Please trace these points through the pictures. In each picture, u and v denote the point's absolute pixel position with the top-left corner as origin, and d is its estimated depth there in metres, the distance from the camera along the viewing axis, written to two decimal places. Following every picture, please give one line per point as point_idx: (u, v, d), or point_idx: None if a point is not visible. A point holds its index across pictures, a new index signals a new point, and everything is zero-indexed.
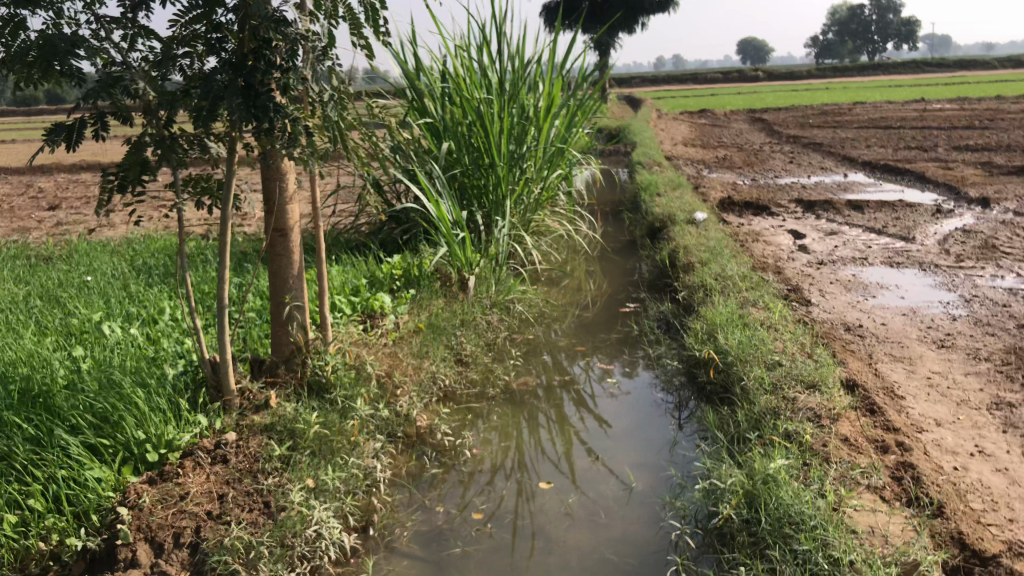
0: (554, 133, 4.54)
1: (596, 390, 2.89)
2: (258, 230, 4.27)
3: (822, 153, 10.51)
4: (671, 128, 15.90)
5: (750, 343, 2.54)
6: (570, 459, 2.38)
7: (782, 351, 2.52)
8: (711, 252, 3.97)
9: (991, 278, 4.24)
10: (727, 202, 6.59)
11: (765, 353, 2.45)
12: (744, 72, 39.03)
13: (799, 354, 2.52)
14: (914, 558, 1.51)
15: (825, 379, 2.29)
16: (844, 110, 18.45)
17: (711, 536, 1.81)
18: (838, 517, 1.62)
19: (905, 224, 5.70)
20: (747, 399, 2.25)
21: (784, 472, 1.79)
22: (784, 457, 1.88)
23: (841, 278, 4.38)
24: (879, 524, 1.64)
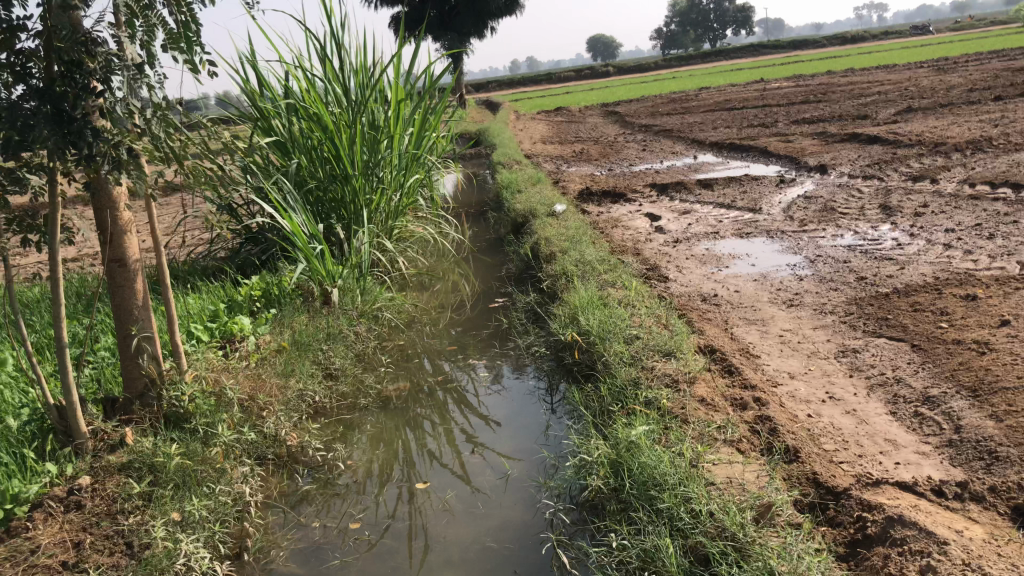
0: (407, 139, 4.54)
1: (469, 385, 2.91)
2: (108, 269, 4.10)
3: (673, 138, 10.93)
4: (530, 127, 16.19)
5: (609, 321, 2.61)
6: (447, 456, 2.39)
7: (639, 325, 2.61)
8: (571, 240, 4.06)
9: (832, 238, 4.51)
10: (586, 193, 6.77)
11: (623, 329, 2.52)
12: (596, 69, 40.18)
13: (656, 326, 2.61)
14: (767, 499, 1.58)
15: (681, 346, 2.38)
16: (692, 96, 19.20)
17: (584, 511, 1.86)
18: (695, 472, 1.68)
19: (751, 195, 6.01)
20: (610, 374, 2.32)
21: (645, 439, 1.85)
22: (645, 424, 1.94)
23: (696, 254, 4.57)
24: (734, 473, 1.71)
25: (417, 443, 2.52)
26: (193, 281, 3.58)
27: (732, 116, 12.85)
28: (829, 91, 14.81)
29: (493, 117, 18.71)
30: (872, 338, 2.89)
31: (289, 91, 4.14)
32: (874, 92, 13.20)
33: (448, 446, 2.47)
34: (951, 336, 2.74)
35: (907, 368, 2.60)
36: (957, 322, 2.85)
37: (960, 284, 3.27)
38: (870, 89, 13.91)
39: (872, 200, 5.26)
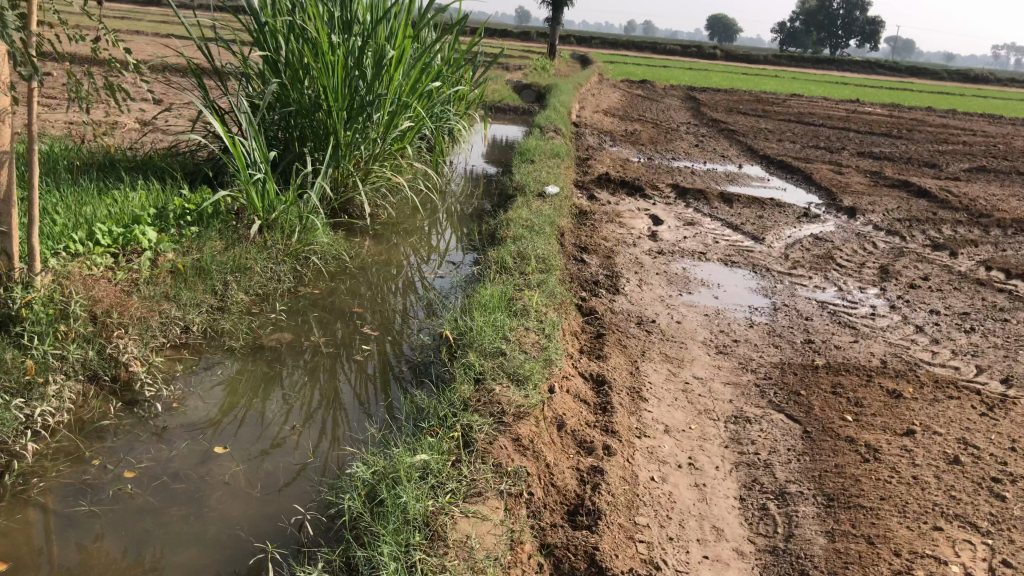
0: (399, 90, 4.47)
1: (351, 342, 2.80)
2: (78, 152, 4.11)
3: (733, 140, 10.60)
4: (606, 94, 15.87)
5: (490, 327, 2.49)
6: (274, 416, 2.31)
7: (518, 340, 2.51)
8: (533, 227, 3.93)
9: (811, 289, 4.30)
10: (605, 177, 6.60)
11: (495, 341, 2.41)
12: (703, 48, 39.17)
13: (534, 346, 2.50)
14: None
15: (536, 375, 2.26)
16: (781, 101, 18.56)
17: (334, 527, 1.79)
18: (423, 531, 1.65)
19: (764, 222, 5.78)
20: (451, 386, 2.21)
21: (414, 477, 1.79)
22: (427, 457, 1.87)
23: (669, 271, 4.41)
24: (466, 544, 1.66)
25: (263, 388, 2.48)
26: (142, 180, 3.56)
27: (805, 132, 12.38)
28: (916, 129, 14.16)
29: (575, 75, 18.35)
30: (771, 411, 2.75)
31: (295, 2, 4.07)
32: (959, 142, 12.60)
33: (288, 398, 2.43)
34: (846, 432, 2.58)
35: (782, 454, 2.46)
36: (861, 417, 2.69)
37: (895, 376, 3.08)
38: (957, 137, 13.28)
39: (877, 259, 5.02)
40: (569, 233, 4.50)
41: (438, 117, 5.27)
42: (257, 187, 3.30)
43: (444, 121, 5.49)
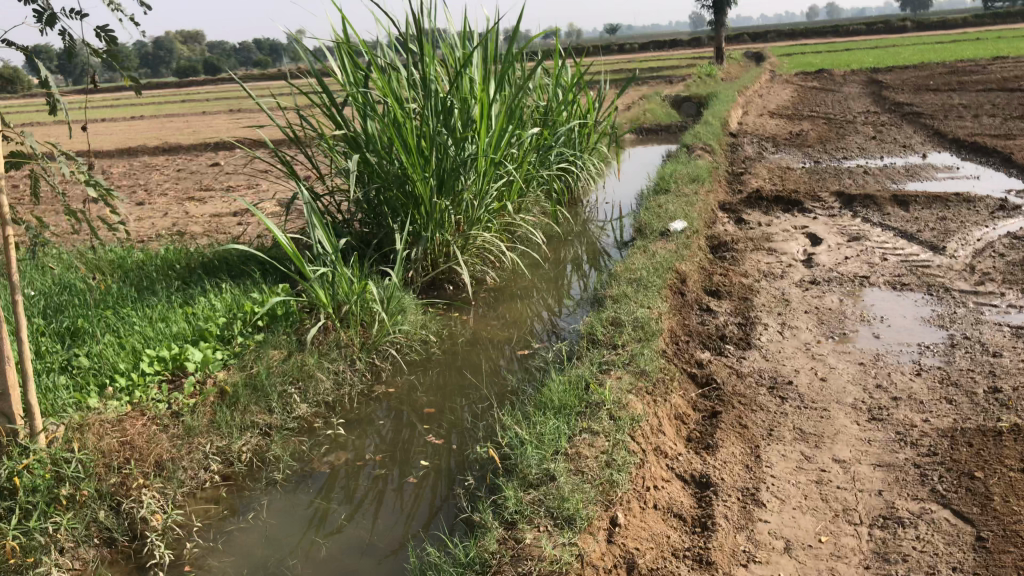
0: (490, 141, 4.17)
1: (409, 468, 2.47)
2: (182, 263, 4.10)
3: (919, 124, 9.45)
4: (776, 91, 14.88)
5: (540, 448, 2.08)
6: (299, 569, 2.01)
7: (575, 463, 2.05)
8: (642, 282, 3.44)
9: (1003, 311, 3.49)
10: (757, 195, 5.94)
11: (542, 469, 1.99)
12: (890, 22, 36.36)
13: (596, 466, 2.04)
14: None
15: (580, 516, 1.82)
16: (984, 66, 16.60)
17: None
18: None
19: (948, 225, 4.92)
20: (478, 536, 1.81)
21: None
22: None
23: (821, 307, 3.75)
24: None
25: (307, 523, 2.22)
26: (225, 285, 3.44)
27: (1009, 100, 10.85)
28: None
29: (743, 77, 17.38)
30: (933, 507, 2.08)
31: (374, 62, 3.90)
32: None
33: (335, 534, 2.16)
34: None
35: None
36: None
37: None
38: None
39: None
40: (697, 278, 3.95)
41: (545, 159, 4.97)
42: (324, 284, 3.06)
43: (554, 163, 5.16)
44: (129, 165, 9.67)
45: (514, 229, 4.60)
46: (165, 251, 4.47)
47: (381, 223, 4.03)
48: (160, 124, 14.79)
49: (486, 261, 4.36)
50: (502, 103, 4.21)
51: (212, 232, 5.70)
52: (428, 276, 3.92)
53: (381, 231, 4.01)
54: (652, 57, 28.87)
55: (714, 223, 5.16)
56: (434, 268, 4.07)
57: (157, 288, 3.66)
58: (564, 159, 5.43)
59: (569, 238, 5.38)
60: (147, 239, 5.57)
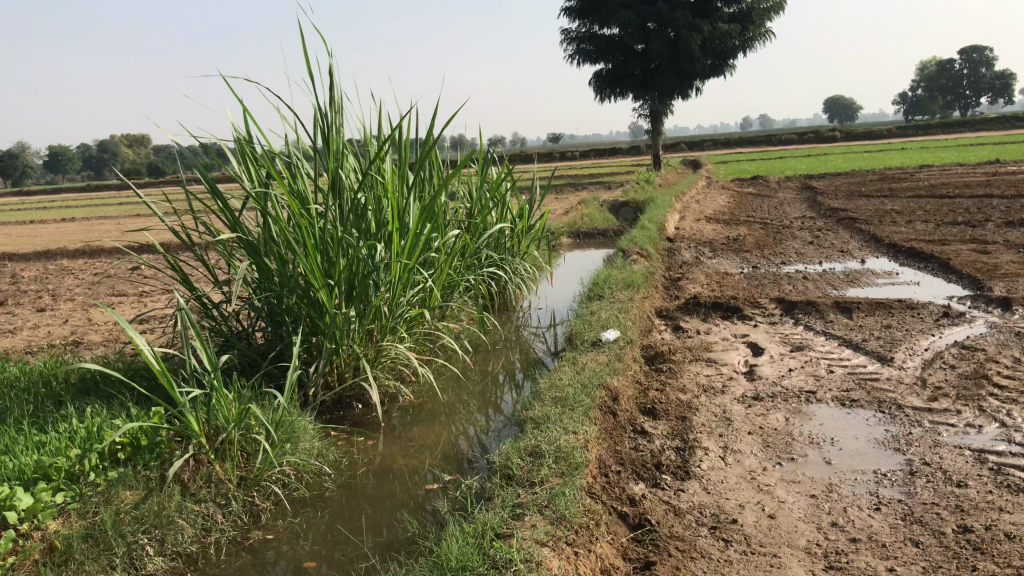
0: (405, 243, 3.84)
1: None
2: (53, 380, 3.61)
3: (855, 229, 9.44)
4: (712, 196, 15.01)
5: None
6: None
7: None
8: (569, 401, 3.07)
9: (961, 431, 3.20)
10: (695, 301, 5.69)
11: None
12: (820, 132, 37.78)
13: None
14: None
15: None
16: (912, 173, 17.05)
17: None
18: None
19: (893, 333, 4.68)
20: None
21: None
22: None
23: (766, 426, 3.41)
24: None
25: None
26: (89, 408, 2.97)
27: (939, 206, 10.99)
28: None
29: (680, 182, 17.59)
30: None
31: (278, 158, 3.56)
32: None
33: None
34: None
35: None
36: None
37: None
38: None
39: None
40: (631, 394, 3.59)
41: (469, 263, 4.66)
42: (197, 409, 2.59)
43: (480, 267, 4.85)
44: (37, 270, 9.10)
45: (434, 340, 4.23)
46: (39, 365, 3.97)
47: (281, 333, 3.62)
48: (83, 226, 14.23)
49: (402, 375, 3.96)
50: (420, 204, 3.90)
51: (108, 342, 5.20)
52: (332, 393, 3.51)
53: (281, 343, 3.60)
54: (592, 163, 29.34)
55: (650, 332, 4.86)
56: (340, 383, 3.66)
57: (12, 410, 3.15)
58: (492, 264, 5.11)
59: (497, 347, 5.01)
60: (32, 350, 5.04)
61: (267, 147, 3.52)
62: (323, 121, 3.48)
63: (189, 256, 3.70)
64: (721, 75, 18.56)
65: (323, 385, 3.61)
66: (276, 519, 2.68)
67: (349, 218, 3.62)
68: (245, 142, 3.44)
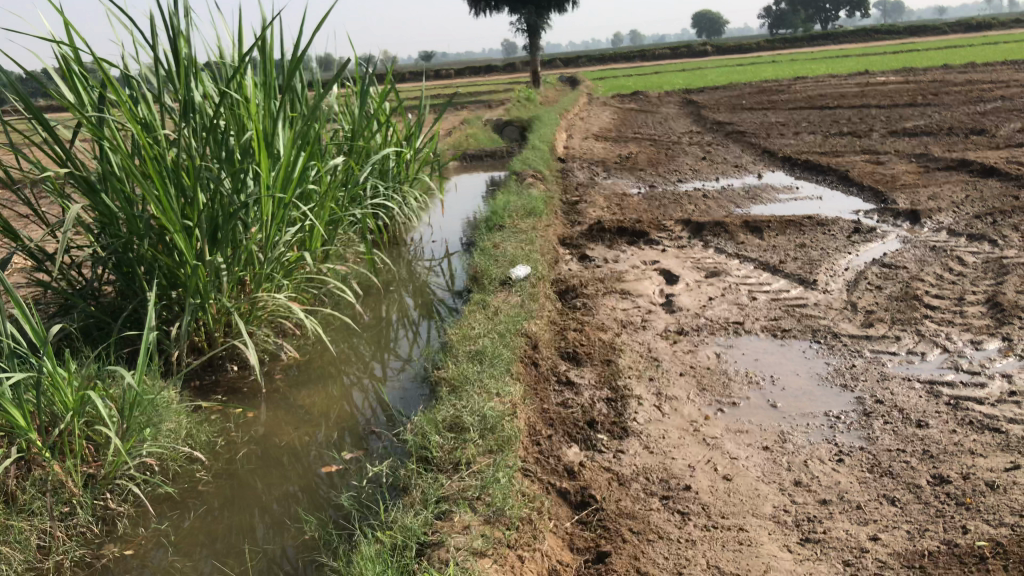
0: (279, 175, 3.27)
1: None
2: None
3: (745, 143, 9.28)
4: (594, 112, 14.68)
5: None
6: None
7: None
8: (486, 357, 2.64)
9: (905, 361, 2.97)
10: (599, 225, 5.34)
11: None
12: (694, 47, 37.90)
13: None
14: None
15: None
16: (786, 85, 17.19)
17: None
18: None
19: (809, 253, 4.46)
20: None
21: None
22: None
23: (698, 365, 3.10)
24: None
25: None
26: None
27: (822, 118, 10.99)
28: (941, 93, 12.74)
29: (561, 100, 17.15)
30: None
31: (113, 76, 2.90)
32: (997, 99, 11.14)
33: None
34: None
35: None
36: None
37: None
38: (991, 94, 11.84)
39: (976, 286, 3.67)
40: (549, 337, 3.20)
41: (354, 194, 4.11)
42: (25, 397, 2.03)
43: (366, 198, 4.31)
44: None
45: (319, 285, 3.69)
46: None
47: (133, 288, 3.04)
48: None
49: (284, 330, 3.42)
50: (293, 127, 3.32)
51: None
52: (201, 357, 2.96)
53: (134, 301, 3.02)
54: (468, 81, 28.48)
55: (557, 262, 4.48)
56: (210, 344, 3.11)
57: None
58: (380, 196, 4.57)
59: (389, 287, 4.50)
60: None
61: (98, 60, 2.86)
62: (167, 27, 2.84)
63: (11, 194, 3.02)
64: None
65: (189, 349, 3.05)
66: (137, 528, 2.18)
67: (208, 145, 3.02)
68: (69, 55, 2.77)
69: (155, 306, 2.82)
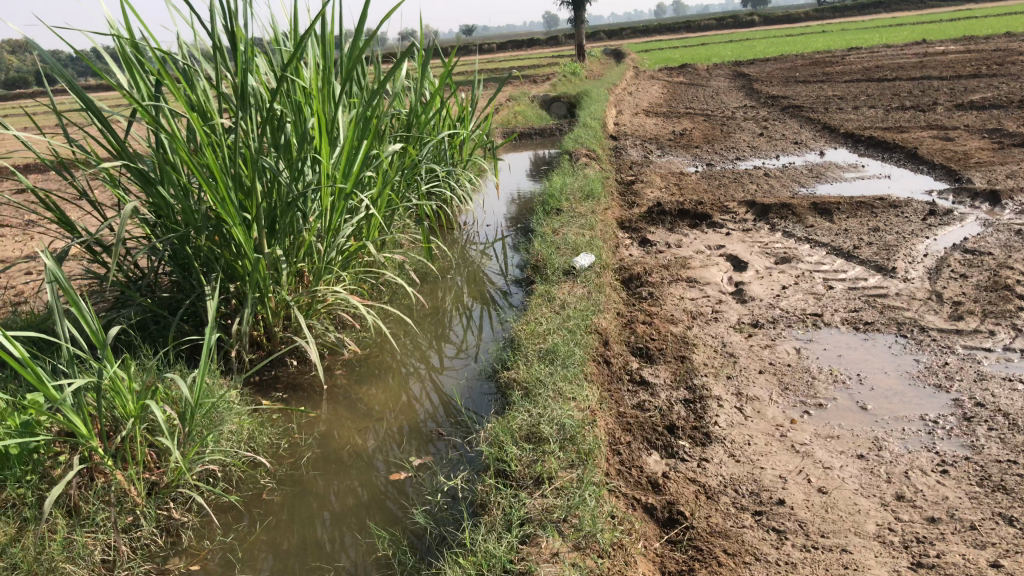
0: (337, 163, 3.16)
1: None
2: None
3: (802, 118, 8.98)
4: (642, 87, 14.40)
5: None
6: None
7: None
8: (558, 357, 2.50)
9: (1002, 359, 2.77)
10: (658, 208, 5.16)
11: None
12: (740, 17, 37.09)
13: None
14: None
15: None
16: (840, 56, 16.69)
17: None
18: None
19: (884, 238, 4.24)
20: None
21: None
22: None
23: (777, 362, 2.93)
24: None
25: None
26: None
27: (882, 90, 10.61)
28: (1006, 62, 12.24)
29: (607, 73, 16.85)
30: None
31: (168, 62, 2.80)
32: None
33: None
34: None
35: None
36: None
37: None
38: None
39: None
40: (619, 332, 3.05)
41: (410, 180, 3.99)
42: (86, 403, 1.94)
43: (423, 183, 4.19)
44: None
45: (377, 274, 3.58)
46: None
47: (191, 282, 2.96)
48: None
49: (342, 322, 3.32)
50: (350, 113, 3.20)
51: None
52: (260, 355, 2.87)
53: (192, 295, 2.94)
54: (512, 55, 28.13)
55: (618, 248, 4.32)
56: (269, 340, 3.02)
57: None
58: (436, 181, 4.45)
59: (445, 274, 4.38)
60: None
61: (154, 46, 2.76)
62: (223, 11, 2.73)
63: (67, 185, 2.95)
64: None
65: (248, 344, 2.97)
66: (202, 541, 2.09)
67: (266, 133, 2.93)
68: (125, 42, 2.68)
69: (215, 303, 2.73)
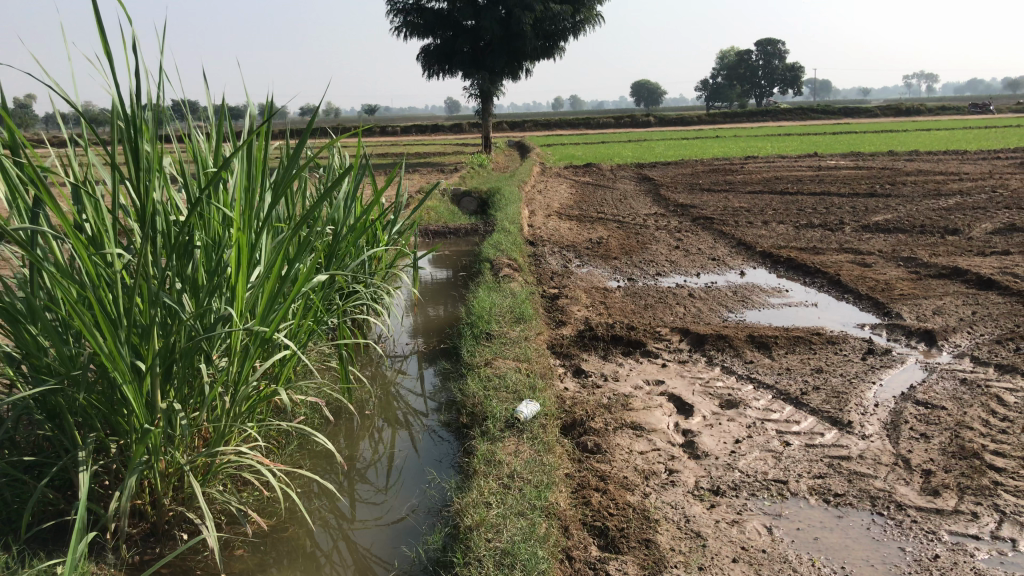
0: (252, 293, 2.69)
1: None
2: None
3: (716, 230, 8.98)
4: (550, 184, 14.33)
5: None
6: None
7: None
8: (517, 570, 2.08)
9: (995, 551, 2.51)
10: (589, 331, 4.84)
11: None
12: (637, 118, 38.41)
13: None
14: None
15: None
16: (738, 165, 17.20)
17: None
18: None
19: (830, 382, 4.02)
20: None
21: None
22: None
23: (752, 545, 2.59)
24: None
25: None
26: None
27: (787, 205, 10.83)
28: (897, 183, 12.74)
29: (513, 168, 16.82)
30: None
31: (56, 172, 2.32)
32: (955, 194, 11.13)
33: None
34: None
35: None
36: None
37: None
38: (947, 187, 11.88)
39: None
40: (571, 506, 2.65)
41: (331, 298, 3.55)
42: None
43: (344, 303, 3.74)
44: None
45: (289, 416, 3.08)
46: None
47: (63, 438, 2.41)
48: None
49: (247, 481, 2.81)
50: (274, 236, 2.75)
51: None
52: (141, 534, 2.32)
53: (64, 455, 2.38)
54: (417, 141, 28.13)
55: (552, 381, 3.96)
56: (156, 509, 2.47)
57: None
58: (358, 301, 4.03)
59: (363, 401, 3.94)
60: None
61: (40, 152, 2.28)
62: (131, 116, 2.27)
63: None
64: (551, 59, 18.05)
65: (129, 517, 2.42)
66: None
67: (171, 262, 2.49)
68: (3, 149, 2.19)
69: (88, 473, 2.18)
